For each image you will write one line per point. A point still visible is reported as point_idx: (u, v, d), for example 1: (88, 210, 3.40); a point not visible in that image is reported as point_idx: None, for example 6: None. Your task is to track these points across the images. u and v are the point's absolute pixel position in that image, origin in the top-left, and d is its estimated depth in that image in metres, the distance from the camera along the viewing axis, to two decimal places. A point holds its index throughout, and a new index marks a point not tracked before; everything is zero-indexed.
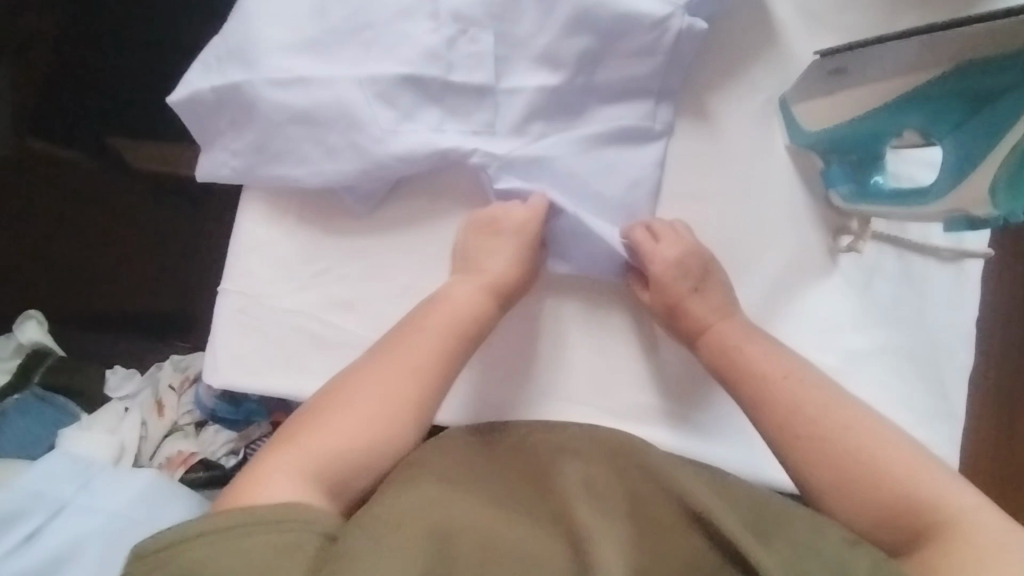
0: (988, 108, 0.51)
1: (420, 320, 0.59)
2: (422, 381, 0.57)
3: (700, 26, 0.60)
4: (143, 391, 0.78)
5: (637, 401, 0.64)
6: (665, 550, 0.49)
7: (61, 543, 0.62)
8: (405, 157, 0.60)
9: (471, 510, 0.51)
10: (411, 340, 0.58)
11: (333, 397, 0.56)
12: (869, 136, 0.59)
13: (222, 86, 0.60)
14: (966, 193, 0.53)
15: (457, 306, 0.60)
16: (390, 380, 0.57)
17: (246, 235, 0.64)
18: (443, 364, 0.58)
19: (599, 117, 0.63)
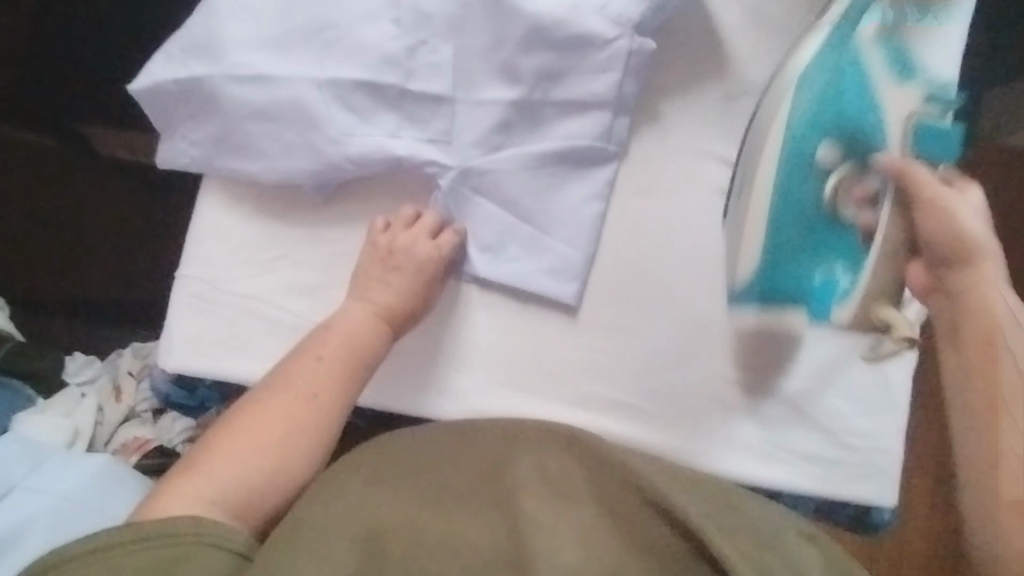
0: (850, 72, 0.60)
1: (318, 344, 0.60)
2: (318, 408, 0.58)
3: (649, 46, 0.62)
4: (100, 378, 0.79)
5: (595, 392, 0.65)
6: (619, 535, 0.52)
7: (9, 524, 0.62)
8: (360, 161, 0.62)
9: (409, 510, 0.53)
10: (308, 367, 0.59)
11: (232, 423, 0.57)
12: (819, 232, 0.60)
13: (183, 79, 0.62)
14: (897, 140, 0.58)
15: (357, 333, 0.61)
16: (289, 406, 0.57)
17: (204, 220, 0.65)
18: (338, 392, 0.59)
19: (554, 133, 0.64)
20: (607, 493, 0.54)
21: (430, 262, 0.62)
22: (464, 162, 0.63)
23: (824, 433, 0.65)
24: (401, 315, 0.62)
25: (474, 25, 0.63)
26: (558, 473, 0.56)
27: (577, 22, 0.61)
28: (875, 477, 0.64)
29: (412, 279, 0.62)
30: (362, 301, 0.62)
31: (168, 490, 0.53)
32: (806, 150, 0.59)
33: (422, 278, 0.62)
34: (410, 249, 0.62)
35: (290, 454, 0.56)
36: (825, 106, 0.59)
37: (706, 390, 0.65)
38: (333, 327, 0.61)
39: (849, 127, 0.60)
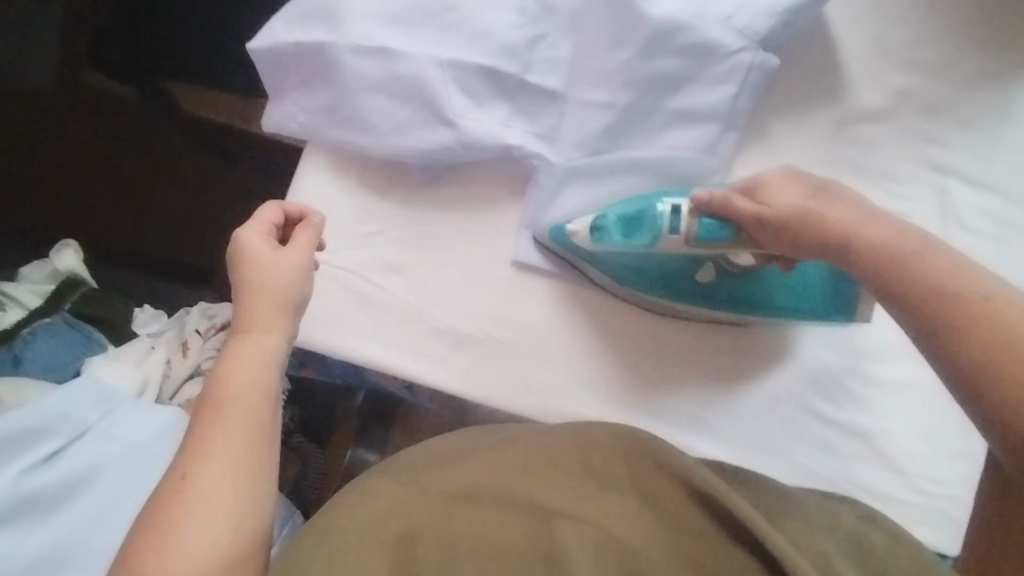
0: (617, 262, 0.62)
1: (218, 398, 0.46)
2: (246, 462, 0.44)
3: (771, 63, 0.62)
4: (168, 332, 0.79)
5: (678, 405, 0.65)
6: (658, 530, 0.50)
7: (84, 466, 0.64)
8: (470, 145, 0.61)
9: (433, 503, 0.50)
10: (211, 433, 0.44)
11: (152, 538, 0.42)
12: (751, 286, 0.62)
13: (305, 42, 0.61)
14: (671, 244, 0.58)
15: (252, 363, 0.48)
16: (211, 480, 0.43)
17: (305, 187, 0.64)
18: (253, 441, 0.45)
19: (660, 143, 0.64)
20: (651, 486, 0.52)
21: (291, 265, 0.52)
22: (567, 162, 0.64)
23: (890, 467, 0.64)
24: (291, 312, 0.51)
25: (593, 23, 0.64)
26: (603, 469, 0.53)
27: (700, 30, 0.62)
28: (944, 523, 0.64)
29: (276, 296, 0.50)
30: (244, 335, 0.49)
31: None
32: (714, 295, 0.63)
33: (294, 279, 0.51)
34: (264, 263, 0.51)
35: (237, 523, 0.43)
36: (659, 288, 0.63)
37: (777, 408, 0.65)
38: (227, 373, 0.47)
39: (604, 257, 0.62)
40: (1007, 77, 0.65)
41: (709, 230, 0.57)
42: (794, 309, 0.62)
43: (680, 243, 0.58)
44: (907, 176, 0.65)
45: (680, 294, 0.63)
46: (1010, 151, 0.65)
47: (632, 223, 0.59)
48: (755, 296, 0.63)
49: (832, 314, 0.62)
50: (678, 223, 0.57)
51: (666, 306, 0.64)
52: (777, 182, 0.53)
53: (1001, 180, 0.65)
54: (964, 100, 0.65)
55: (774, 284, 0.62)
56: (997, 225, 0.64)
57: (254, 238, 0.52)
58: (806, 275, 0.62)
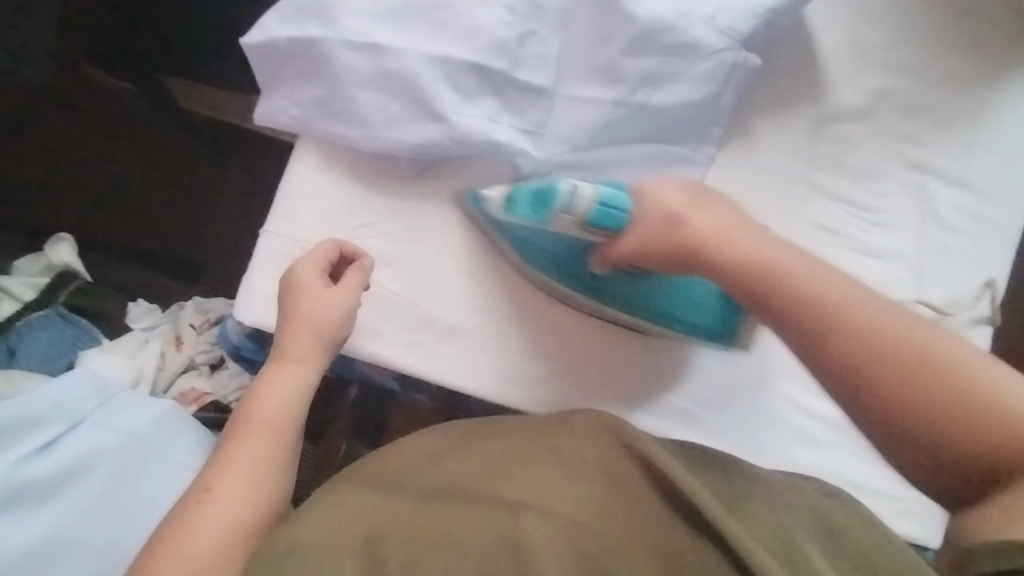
0: (534, 244, 0.63)
1: (250, 416, 0.57)
2: (258, 479, 0.55)
3: (753, 62, 0.64)
4: (162, 326, 0.80)
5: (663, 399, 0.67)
6: (634, 513, 0.51)
7: (80, 453, 0.65)
8: (460, 139, 0.63)
9: (406, 505, 0.51)
10: (242, 443, 0.55)
11: (179, 520, 0.52)
12: (641, 295, 0.64)
13: (298, 38, 0.62)
14: (563, 224, 0.58)
15: (283, 392, 0.58)
16: (231, 486, 0.54)
17: (295, 179, 0.65)
18: (270, 457, 0.56)
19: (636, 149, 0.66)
20: (636, 494, 0.52)
21: (338, 310, 0.60)
22: (551, 158, 0.65)
23: (870, 456, 0.66)
24: (330, 344, 0.60)
25: (580, 22, 0.65)
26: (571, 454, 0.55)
27: (685, 30, 0.63)
28: (921, 512, 0.66)
29: (319, 330, 0.59)
30: (282, 360, 0.59)
31: (143, 571, 0.50)
32: (620, 296, 0.64)
33: (339, 319, 0.60)
34: (310, 301, 0.59)
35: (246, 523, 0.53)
36: (569, 273, 0.64)
37: (761, 403, 0.67)
38: (259, 395, 0.57)
39: (516, 228, 0.62)
40: (983, 79, 0.67)
41: (605, 216, 0.58)
42: (689, 331, 0.64)
43: (570, 224, 0.58)
44: (886, 174, 0.66)
45: (573, 279, 0.64)
46: (987, 150, 0.66)
47: (538, 198, 0.58)
48: (635, 299, 0.64)
49: (720, 338, 0.65)
50: (574, 203, 0.57)
51: (590, 305, 0.65)
52: (664, 195, 0.57)
53: (978, 178, 0.66)
54: (944, 101, 0.67)
55: (662, 297, 0.64)
56: (970, 220, 0.66)
57: (308, 277, 0.60)
58: (689, 288, 0.64)
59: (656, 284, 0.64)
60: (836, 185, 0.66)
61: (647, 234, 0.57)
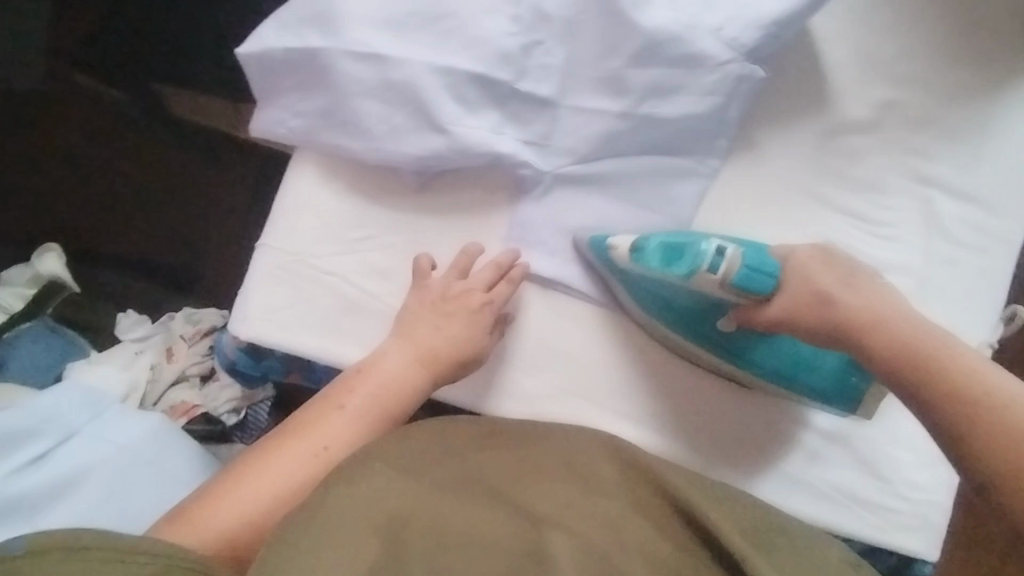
0: (668, 299, 0.61)
1: (356, 382, 0.59)
2: (345, 444, 0.57)
3: (759, 74, 0.63)
4: (155, 336, 0.77)
5: (665, 415, 0.65)
6: (641, 535, 0.50)
7: (72, 467, 0.63)
8: (462, 150, 0.62)
9: (432, 499, 0.50)
10: (342, 411, 0.58)
11: (245, 469, 0.55)
12: (790, 360, 0.61)
13: (297, 48, 0.61)
14: (709, 286, 0.56)
15: (399, 371, 0.60)
16: (322, 439, 0.57)
17: (294, 193, 0.64)
18: (369, 429, 0.58)
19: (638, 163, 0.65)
20: (646, 503, 0.53)
21: (457, 319, 0.61)
22: (555, 170, 0.64)
23: (873, 473, 0.65)
24: (453, 366, 0.61)
25: (586, 32, 0.63)
26: (586, 471, 0.54)
27: (693, 41, 0.62)
28: (922, 528, 0.65)
29: (450, 354, 0.61)
30: (405, 345, 0.60)
31: (210, 496, 0.54)
32: (737, 352, 0.62)
33: (469, 343, 0.61)
34: (474, 312, 0.62)
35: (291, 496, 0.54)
36: (699, 329, 0.62)
37: (764, 419, 0.65)
38: (372, 370, 0.59)
39: (636, 275, 0.61)
40: (993, 92, 0.66)
41: (747, 279, 0.56)
42: (806, 390, 0.62)
43: (714, 284, 0.56)
44: (891, 187, 0.66)
45: (692, 333, 0.62)
46: (992, 164, 0.65)
47: (670, 252, 0.57)
48: (756, 356, 0.62)
49: (836, 402, 0.62)
50: (721, 262, 0.55)
51: (708, 359, 0.63)
52: (810, 271, 0.56)
53: (987, 192, 0.65)
54: (951, 115, 0.66)
55: (796, 359, 0.61)
56: (976, 235, 0.65)
57: (462, 288, 0.62)
58: (816, 354, 0.61)
59: (771, 342, 0.61)
60: (840, 198, 0.66)
61: (795, 304, 0.56)
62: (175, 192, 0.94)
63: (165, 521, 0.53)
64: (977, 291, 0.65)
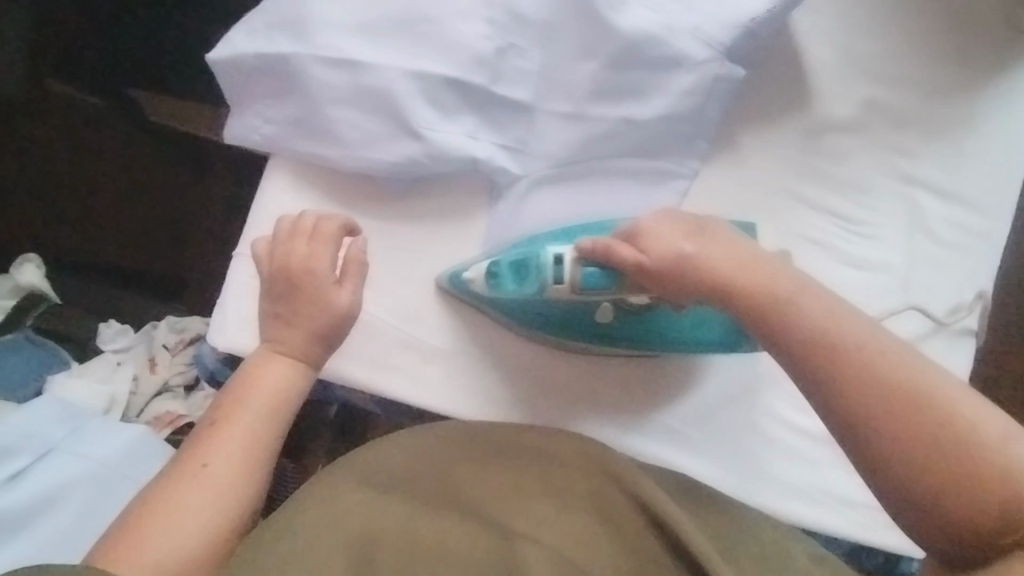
0: (531, 312, 0.62)
1: (244, 387, 0.54)
2: (248, 463, 0.53)
3: (738, 73, 0.62)
4: (135, 347, 0.77)
5: (653, 417, 0.65)
6: (619, 547, 0.50)
7: (51, 483, 0.63)
8: (438, 157, 0.61)
9: (402, 511, 0.49)
10: (236, 420, 0.53)
11: (157, 504, 0.50)
12: (648, 328, 0.62)
13: (268, 54, 0.60)
14: (557, 292, 0.58)
15: (280, 375, 0.55)
16: (224, 454, 0.52)
17: (267, 199, 0.63)
18: (265, 434, 0.54)
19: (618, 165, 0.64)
20: (618, 513, 0.52)
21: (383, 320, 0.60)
22: (530, 173, 0.63)
23: (854, 472, 0.65)
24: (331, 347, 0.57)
25: (563, 33, 0.63)
26: (562, 485, 0.54)
27: (671, 42, 0.62)
28: (907, 526, 0.64)
29: (331, 329, 0.57)
30: (278, 337, 0.56)
31: (124, 543, 0.48)
32: (635, 338, 0.62)
33: (340, 322, 0.57)
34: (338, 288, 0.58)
35: (217, 535, 0.50)
36: (578, 327, 0.62)
37: (745, 418, 0.65)
38: (258, 374, 0.55)
39: (505, 300, 0.61)
40: (974, 90, 0.66)
41: (592, 280, 0.57)
42: (694, 347, 0.63)
43: (567, 294, 0.58)
44: (875, 186, 0.65)
45: (579, 336, 0.62)
46: (976, 158, 0.65)
47: (521, 270, 0.60)
48: (646, 335, 0.62)
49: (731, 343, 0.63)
50: (563, 273, 0.57)
51: (598, 350, 0.64)
52: (656, 232, 0.53)
53: (969, 190, 0.65)
54: (932, 112, 0.65)
55: (675, 328, 0.62)
56: (960, 234, 0.65)
57: (352, 266, 0.59)
58: (700, 317, 0.62)
59: (653, 319, 0.62)
60: (826, 199, 0.65)
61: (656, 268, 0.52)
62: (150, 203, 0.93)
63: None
64: (963, 288, 0.64)
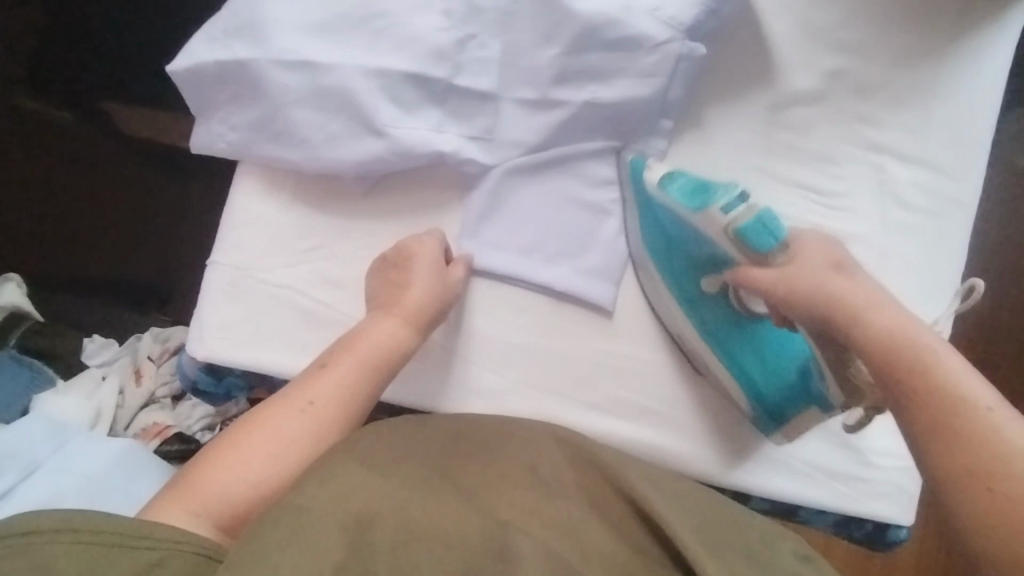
0: (668, 239, 0.63)
1: (351, 344, 0.58)
2: (340, 410, 0.56)
3: (699, 51, 0.62)
4: (120, 359, 0.77)
5: (632, 403, 0.64)
6: (603, 535, 0.50)
7: (40, 497, 0.62)
8: (403, 153, 0.61)
9: (395, 491, 0.49)
10: (336, 368, 0.57)
11: (253, 423, 0.54)
12: (760, 350, 0.61)
13: (227, 60, 0.60)
14: (710, 223, 0.57)
15: (386, 336, 0.58)
16: (325, 393, 0.56)
17: (240, 206, 0.64)
18: (365, 386, 0.57)
19: (584, 152, 0.64)
20: (602, 503, 0.52)
21: (441, 289, 0.60)
22: (501, 163, 0.63)
23: (840, 445, 0.64)
24: (420, 329, 0.60)
25: (522, 20, 0.62)
26: (549, 477, 0.53)
27: (629, 22, 0.61)
28: (894, 496, 0.64)
29: (425, 310, 0.60)
30: (387, 311, 0.59)
31: (220, 451, 0.53)
32: (710, 326, 0.62)
33: (435, 300, 0.60)
34: (418, 286, 0.59)
35: (268, 483, 0.52)
36: (662, 252, 0.63)
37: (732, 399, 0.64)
38: (367, 333, 0.58)
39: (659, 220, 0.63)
40: (940, 52, 0.64)
41: (759, 232, 0.55)
42: (749, 392, 0.61)
43: (721, 227, 0.57)
44: (844, 157, 0.65)
45: (672, 283, 0.63)
46: (941, 126, 0.64)
47: (696, 190, 0.59)
48: (723, 326, 0.62)
49: (776, 415, 0.61)
50: (733, 207, 0.56)
51: (674, 316, 0.64)
52: (810, 248, 0.55)
53: (938, 155, 0.64)
54: (898, 80, 0.65)
55: (761, 343, 0.61)
56: (929, 199, 0.64)
57: (422, 252, 0.61)
58: (786, 346, 0.61)
59: (756, 332, 0.62)
60: (795, 171, 0.65)
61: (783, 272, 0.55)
62: (127, 204, 0.93)
63: (167, 492, 0.51)
64: (937, 256, 0.64)
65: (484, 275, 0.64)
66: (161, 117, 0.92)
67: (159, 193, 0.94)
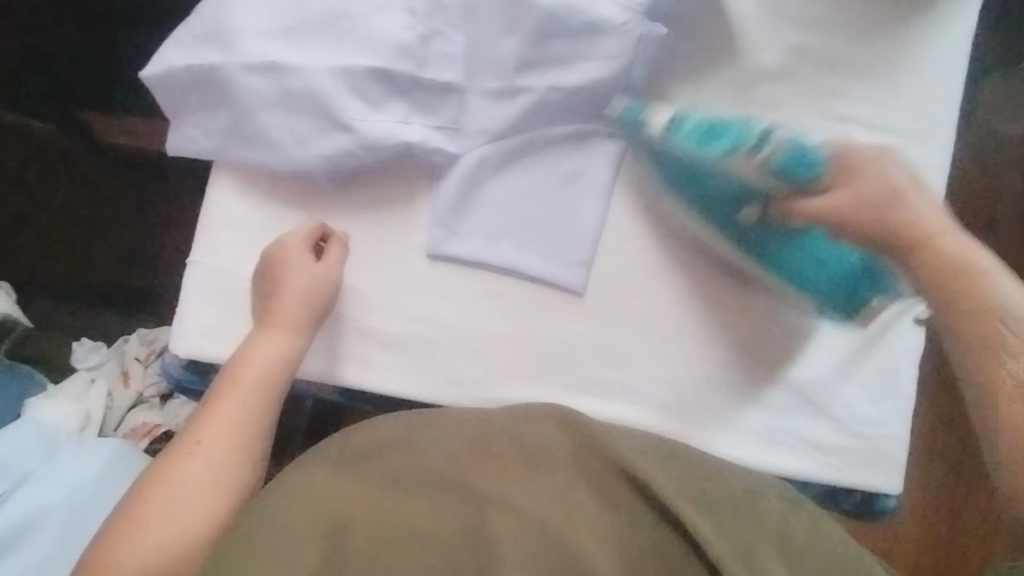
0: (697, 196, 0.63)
1: (233, 373, 0.58)
2: (236, 444, 0.56)
3: (658, 32, 0.63)
4: (108, 363, 0.79)
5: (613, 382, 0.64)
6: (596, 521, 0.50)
7: (28, 509, 0.64)
8: (371, 147, 0.62)
9: (357, 491, 0.50)
10: (226, 399, 0.57)
11: (151, 488, 0.54)
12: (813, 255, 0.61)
13: (197, 66, 0.61)
14: (743, 164, 0.58)
15: (273, 353, 0.59)
16: (213, 435, 0.55)
17: (215, 207, 0.65)
18: (252, 410, 0.57)
19: (551, 137, 0.65)
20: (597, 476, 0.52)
21: (319, 281, 0.61)
22: (471, 153, 0.64)
23: (824, 416, 0.65)
24: (307, 328, 0.61)
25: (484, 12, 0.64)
26: (538, 446, 0.53)
27: (589, 10, 0.62)
28: (879, 463, 0.65)
29: (310, 302, 0.61)
30: (271, 324, 0.60)
31: (125, 524, 0.52)
32: (766, 250, 0.62)
33: (324, 293, 0.61)
34: (308, 278, 0.61)
35: (185, 545, 0.52)
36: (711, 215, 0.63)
37: (715, 378, 0.65)
38: (247, 356, 0.59)
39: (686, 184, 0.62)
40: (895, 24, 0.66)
41: (795, 163, 0.56)
42: (822, 293, 0.62)
43: (756, 166, 0.58)
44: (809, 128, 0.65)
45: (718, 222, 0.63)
46: (911, 98, 0.66)
47: (712, 132, 0.60)
48: (765, 249, 0.62)
49: (846, 305, 0.62)
50: (763, 146, 0.57)
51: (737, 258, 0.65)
52: (868, 176, 0.57)
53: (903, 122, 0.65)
54: (857, 54, 0.66)
55: (806, 257, 0.61)
56: None
57: (296, 250, 0.62)
58: (834, 257, 0.61)
59: (810, 245, 0.61)
60: None
61: (854, 195, 0.56)
62: (116, 212, 0.95)
63: (79, 573, 0.51)
64: None
65: (454, 263, 0.65)
66: (138, 125, 0.92)
67: (142, 198, 0.95)
